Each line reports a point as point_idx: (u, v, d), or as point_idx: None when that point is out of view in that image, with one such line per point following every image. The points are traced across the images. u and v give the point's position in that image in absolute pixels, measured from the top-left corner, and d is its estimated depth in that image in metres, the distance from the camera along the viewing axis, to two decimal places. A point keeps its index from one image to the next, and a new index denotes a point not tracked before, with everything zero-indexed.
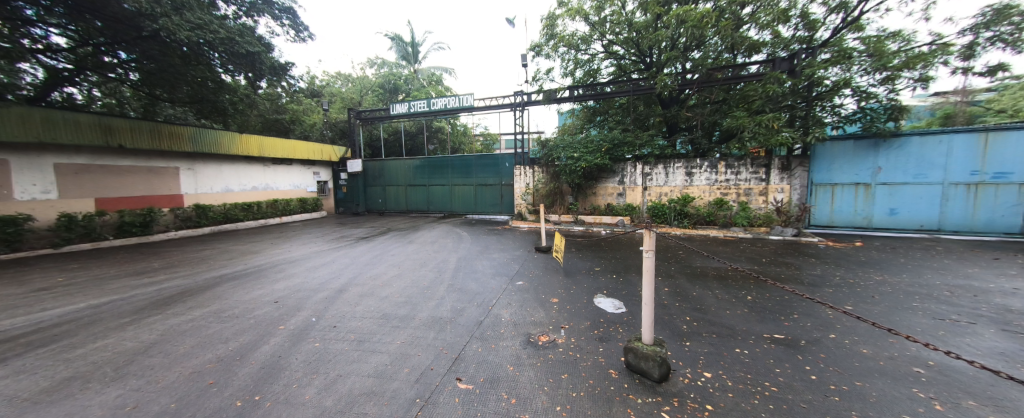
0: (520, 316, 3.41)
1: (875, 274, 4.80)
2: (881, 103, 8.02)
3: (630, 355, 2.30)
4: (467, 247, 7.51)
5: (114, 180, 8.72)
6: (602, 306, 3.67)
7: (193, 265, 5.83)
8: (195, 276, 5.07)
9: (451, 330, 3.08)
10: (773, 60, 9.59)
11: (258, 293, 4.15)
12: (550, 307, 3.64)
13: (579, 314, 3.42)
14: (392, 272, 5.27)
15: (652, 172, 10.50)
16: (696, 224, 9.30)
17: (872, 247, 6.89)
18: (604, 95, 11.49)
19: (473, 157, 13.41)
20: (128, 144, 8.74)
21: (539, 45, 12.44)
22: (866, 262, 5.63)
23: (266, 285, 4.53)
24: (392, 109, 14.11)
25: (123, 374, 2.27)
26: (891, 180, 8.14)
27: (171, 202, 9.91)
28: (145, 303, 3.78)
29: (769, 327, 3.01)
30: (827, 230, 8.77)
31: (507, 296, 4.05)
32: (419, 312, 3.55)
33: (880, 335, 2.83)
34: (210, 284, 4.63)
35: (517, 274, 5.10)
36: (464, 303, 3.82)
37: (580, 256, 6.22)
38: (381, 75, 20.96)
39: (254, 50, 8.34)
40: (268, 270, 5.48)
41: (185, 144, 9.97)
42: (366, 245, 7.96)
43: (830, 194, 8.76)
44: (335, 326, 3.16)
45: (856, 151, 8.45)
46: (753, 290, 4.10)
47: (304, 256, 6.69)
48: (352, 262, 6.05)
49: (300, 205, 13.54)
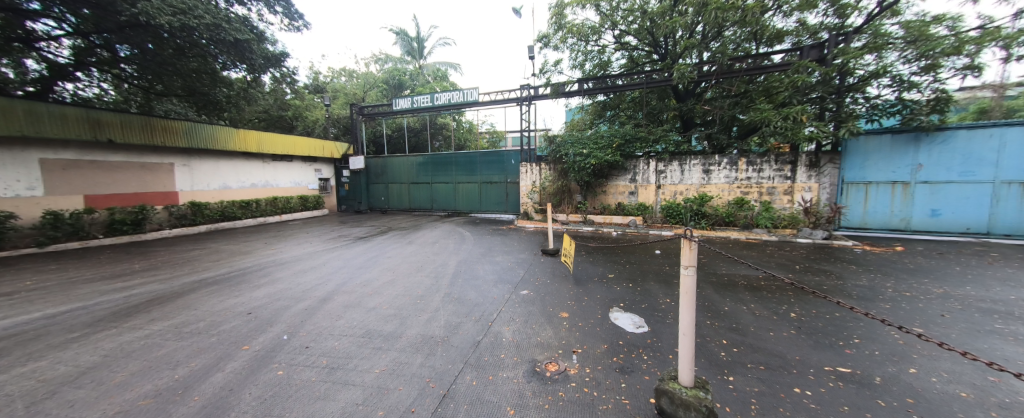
0: (524, 336, 2.90)
1: (935, 286, 4.15)
2: (922, 94, 7.32)
3: (665, 400, 1.79)
4: (468, 249, 7.03)
5: (104, 177, 8.47)
6: (620, 323, 3.14)
7: (175, 268, 5.45)
8: (175, 280, 4.71)
9: (441, 354, 2.59)
10: (800, 48, 8.80)
11: (233, 302, 3.75)
12: (559, 323, 3.15)
13: (595, 335, 2.90)
14: (385, 277, 4.82)
15: (667, 170, 9.89)
16: (714, 225, 8.75)
17: (916, 252, 6.20)
18: (616, 87, 10.84)
19: (477, 153, 12.91)
20: (118, 138, 8.44)
21: (546, 35, 11.84)
22: (916, 269, 4.97)
23: (245, 292, 4.12)
24: (395, 103, 13.65)
25: (31, 413, 1.84)
26: (933, 178, 7.41)
27: (165, 199, 9.62)
28: (103, 316, 3.38)
29: (829, 356, 2.46)
30: (858, 232, 8.08)
31: (510, 309, 3.55)
32: (408, 328, 3.07)
33: (980, 370, 2.21)
34: (185, 290, 4.24)
35: (522, 282, 4.59)
36: (460, 317, 3.34)
37: (591, 261, 5.68)
38: (385, 71, 20.56)
39: (242, 38, 7.94)
40: (253, 273, 5.09)
41: (179, 139, 9.65)
42: (363, 246, 7.54)
43: (863, 193, 8.06)
44: (308, 347, 2.70)
45: (893, 147, 7.72)
46: (795, 305, 3.54)
47: (296, 258, 6.29)
48: (345, 265, 5.63)
49: (301, 203, 13.24)
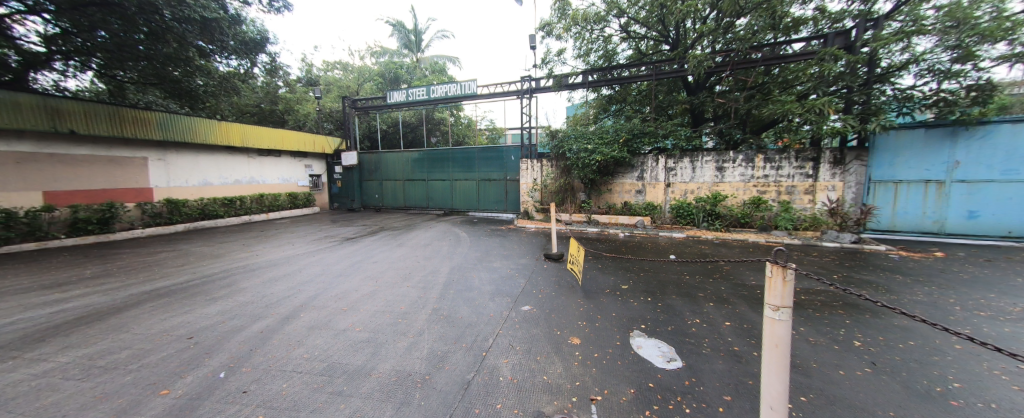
0: (526, 375, 2.27)
1: (1010, 303, 3.53)
2: (962, 84, 6.63)
3: None
4: (463, 252, 6.42)
5: (67, 171, 7.81)
6: (646, 355, 2.51)
7: (129, 275, 4.81)
8: (123, 290, 4.08)
9: (417, 405, 1.95)
10: (825, 35, 8.13)
11: (175, 324, 3.10)
12: (570, 354, 2.53)
13: (617, 374, 2.26)
14: (364, 289, 4.18)
15: (677, 167, 9.23)
16: (729, 227, 8.15)
17: (959, 258, 5.58)
18: (623, 79, 10.17)
19: (475, 149, 12.27)
20: (82, 129, 7.79)
21: (549, 23, 11.18)
22: (973, 281, 4.34)
23: (196, 309, 3.49)
24: (389, 96, 12.99)
25: None
26: (971, 177, 6.80)
27: (138, 197, 8.97)
28: (10, 339, 2.75)
29: (935, 413, 1.83)
30: (887, 235, 7.45)
31: (510, 332, 2.94)
32: (380, 362, 2.44)
33: None
34: (128, 305, 3.61)
35: (522, 295, 3.95)
36: (447, 344, 2.72)
37: (600, 269, 5.05)
38: (381, 64, 19.82)
39: (212, 16, 7.61)
40: (216, 282, 4.46)
41: (153, 131, 9.01)
42: (349, 248, 6.94)
43: (892, 193, 7.43)
44: (246, 391, 2.05)
45: (927, 142, 7.09)
46: (855, 329, 2.91)
47: (271, 262, 5.67)
48: (323, 272, 5.00)
49: (290, 200, 12.62)
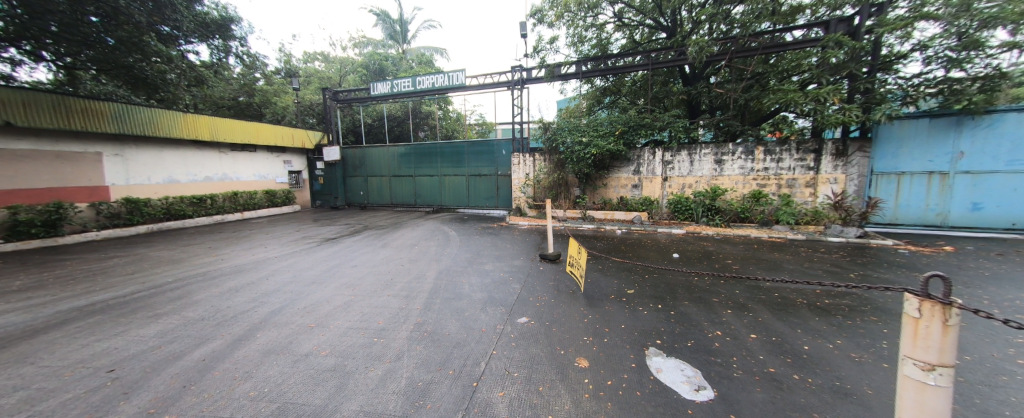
0: (527, 414, 1.83)
1: None
2: (971, 72, 6.39)
3: None
4: (453, 253, 5.94)
5: (5, 168, 7.00)
6: (668, 381, 2.10)
7: (65, 286, 4.18)
8: (50, 306, 3.48)
9: None
10: (827, 21, 7.79)
11: (98, 351, 2.55)
12: (579, 383, 2.10)
13: (640, 410, 1.83)
14: (339, 299, 3.68)
15: (674, 160, 8.88)
16: (730, 222, 7.88)
17: (968, 252, 5.38)
18: (617, 68, 9.70)
19: (464, 143, 11.69)
20: (20, 121, 6.99)
21: (540, 10, 10.64)
22: (994, 277, 4.09)
23: (131, 329, 2.93)
24: (373, 88, 12.27)
25: None
26: (975, 167, 6.64)
27: (92, 196, 8.17)
28: None
29: None
30: (889, 229, 7.27)
31: (505, 353, 2.50)
32: (346, 401, 1.96)
33: None
34: (48, 325, 3.03)
35: (518, 304, 3.50)
36: (431, 372, 2.25)
37: (602, 271, 4.64)
38: (365, 55, 18.93)
39: None
40: (166, 293, 3.88)
41: (106, 123, 8.18)
42: (328, 250, 6.36)
43: (894, 185, 7.25)
44: None
45: (931, 132, 6.90)
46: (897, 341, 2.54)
47: (237, 268, 5.08)
48: (294, 279, 4.47)
49: (267, 198, 11.86)
